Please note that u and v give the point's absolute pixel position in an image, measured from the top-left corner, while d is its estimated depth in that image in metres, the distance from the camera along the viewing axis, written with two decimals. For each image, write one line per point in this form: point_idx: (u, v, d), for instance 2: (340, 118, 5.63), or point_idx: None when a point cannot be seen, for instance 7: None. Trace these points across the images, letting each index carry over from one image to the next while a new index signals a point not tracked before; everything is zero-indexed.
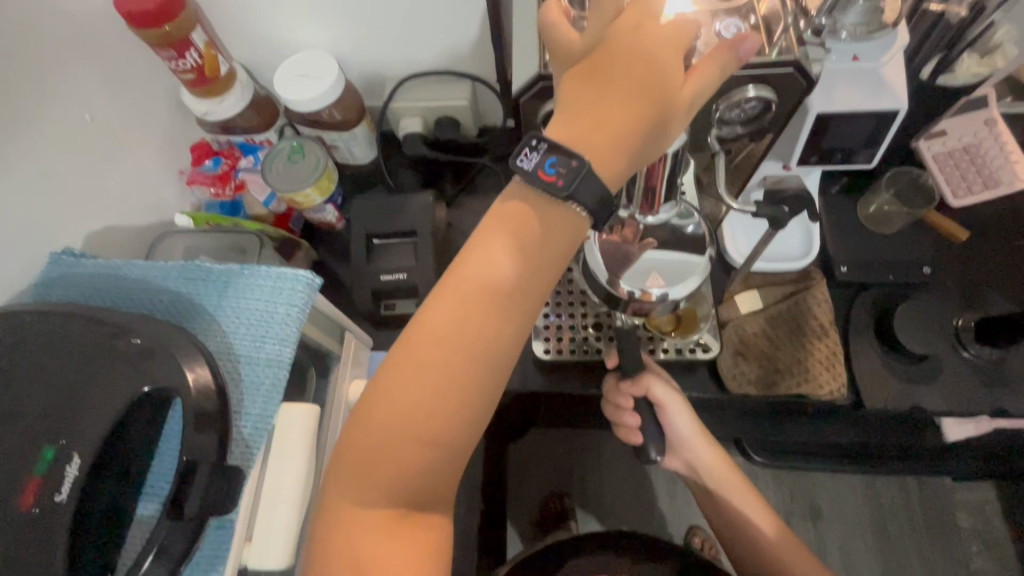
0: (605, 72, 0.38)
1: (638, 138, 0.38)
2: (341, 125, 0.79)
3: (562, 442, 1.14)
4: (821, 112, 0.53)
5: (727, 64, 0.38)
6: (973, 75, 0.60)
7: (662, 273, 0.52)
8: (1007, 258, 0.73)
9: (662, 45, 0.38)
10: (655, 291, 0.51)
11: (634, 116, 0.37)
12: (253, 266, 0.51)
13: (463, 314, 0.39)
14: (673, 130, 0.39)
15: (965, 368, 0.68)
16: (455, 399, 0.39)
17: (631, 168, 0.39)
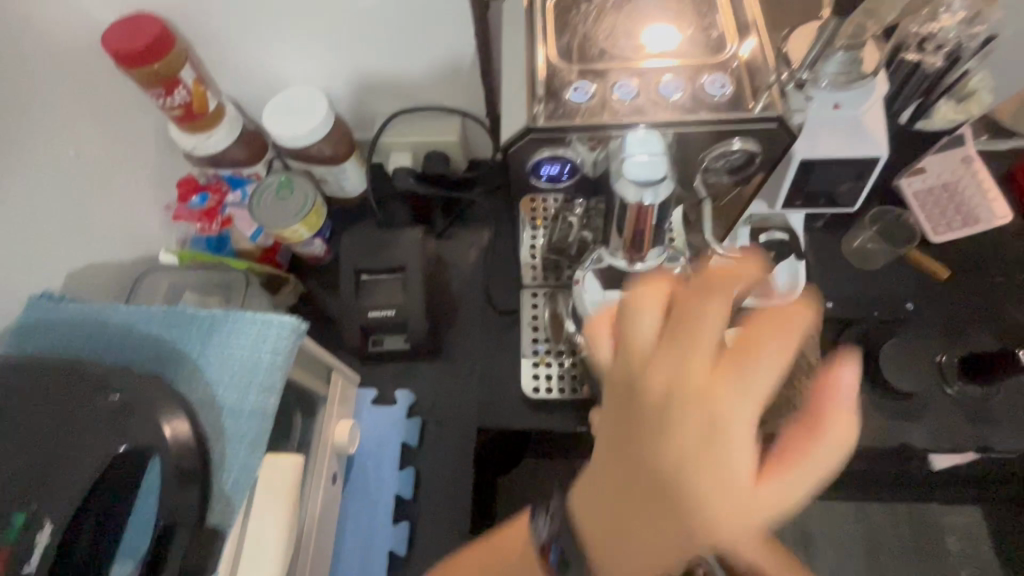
0: (680, 321, 0.31)
1: (719, 412, 0.29)
2: (331, 160, 0.79)
3: (553, 472, 1.13)
4: (804, 158, 0.55)
5: (797, 344, 0.30)
6: (950, 120, 0.62)
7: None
8: (987, 293, 0.75)
9: (737, 339, 0.31)
10: None
11: (710, 369, 0.30)
12: (238, 311, 0.50)
13: None
14: (747, 429, 0.29)
15: (950, 404, 0.69)
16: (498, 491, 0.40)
17: (707, 451, 0.29)
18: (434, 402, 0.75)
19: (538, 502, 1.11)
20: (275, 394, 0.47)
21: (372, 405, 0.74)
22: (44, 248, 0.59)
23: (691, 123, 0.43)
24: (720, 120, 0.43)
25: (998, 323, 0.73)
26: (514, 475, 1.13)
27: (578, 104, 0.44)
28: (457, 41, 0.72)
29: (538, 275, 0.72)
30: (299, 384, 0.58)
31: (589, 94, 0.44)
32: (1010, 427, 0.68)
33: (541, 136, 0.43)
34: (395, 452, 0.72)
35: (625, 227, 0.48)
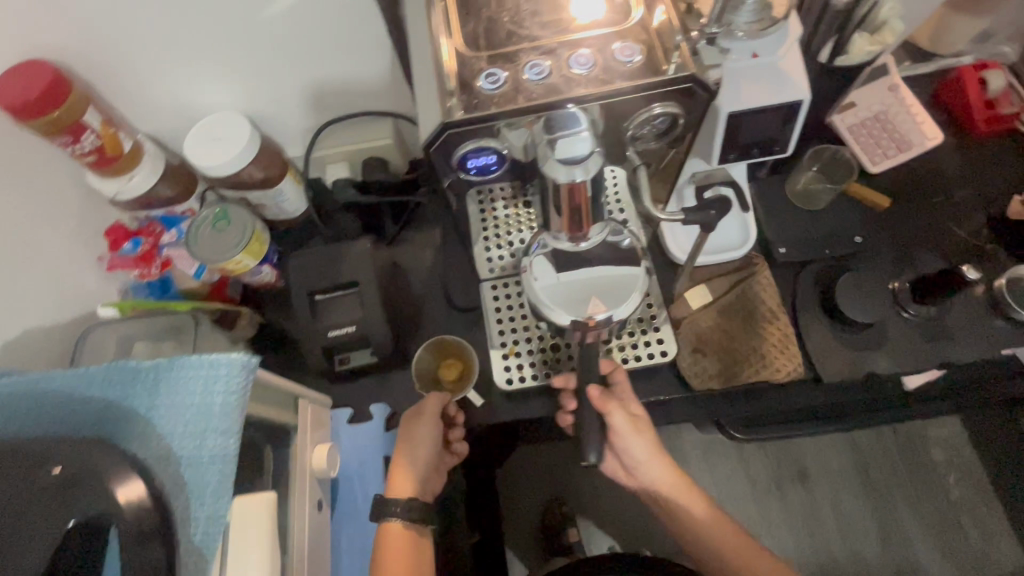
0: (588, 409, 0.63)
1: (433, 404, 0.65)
2: (263, 183, 0.76)
3: (548, 454, 1.14)
4: (729, 111, 0.54)
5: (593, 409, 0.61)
6: (867, 53, 0.62)
7: (606, 297, 0.52)
8: (930, 214, 0.77)
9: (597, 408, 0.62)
10: (599, 317, 0.51)
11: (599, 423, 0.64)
12: (186, 356, 0.48)
13: (412, 419, 0.65)
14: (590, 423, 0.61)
15: (907, 328, 0.71)
16: (411, 425, 0.65)
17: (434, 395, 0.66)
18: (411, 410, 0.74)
19: (541, 484, 1.12)
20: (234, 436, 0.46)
21: (349, 424, 0.73)
22: None
23: (607, 95, 0.42)
24: (630, 85, 0.42)
25: (942, 243, 0.76)
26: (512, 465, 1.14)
27: (492, 91, 0.43)
28: (371, 42, 0.69)
29: (493, 267, 0.71)
30: (268, 418, 0.57)
31: (501, 79, 0.43)
32: (966, 340, 0.70)
33: (459, 131, 0.42)
34: (379, 469, 0.71)
35: (561, 209, 0.48)
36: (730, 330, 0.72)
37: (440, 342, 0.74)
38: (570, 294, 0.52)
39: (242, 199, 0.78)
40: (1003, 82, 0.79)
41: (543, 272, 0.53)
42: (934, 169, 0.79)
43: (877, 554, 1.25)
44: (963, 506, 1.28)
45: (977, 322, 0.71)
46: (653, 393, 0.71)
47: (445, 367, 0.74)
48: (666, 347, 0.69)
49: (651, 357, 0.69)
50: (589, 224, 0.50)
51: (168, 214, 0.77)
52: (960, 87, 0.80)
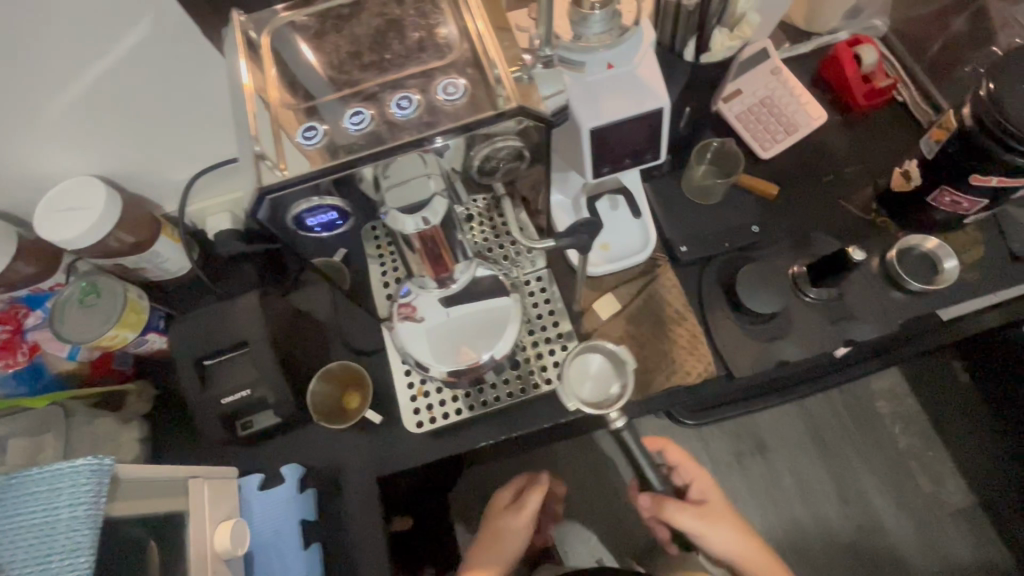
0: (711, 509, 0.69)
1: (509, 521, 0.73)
2: (135, 248, 0.71)
3: (512, 465, 1.14)
4: (591, 127, 0.52)
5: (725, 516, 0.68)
6: (728, 49, 0.61)
7: (473, 343, 0.52)
8: (821, 194, 0.78)
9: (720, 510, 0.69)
10: (472, 360, 0.51)
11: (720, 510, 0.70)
12: (25, 469, 0.44)
13: (494, 541, 0.71)
14: (682, 519, 0.67)
15: (811, 312, 0.71)
16: (493, 537, 0.72)
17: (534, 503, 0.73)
18: (329, 464, 0.70)
19: None
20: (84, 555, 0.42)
21: (261, 490, 0.68)
22: None
23: (432, 136, 0.40)
24: (456, 125, 0.40)
25: (838, 220, 0.76)
26: (477, 482, 1.15)
27: (310, 147, 0.40)
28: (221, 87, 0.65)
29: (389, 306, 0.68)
30: (148, 513, 0.53)
31: (318, 133, 0.40)
32: (866, 316, 0.71)
33: (277, 194, 0.39)
34: (295, 534, 0.66)
35: (416, 247, 0.46)
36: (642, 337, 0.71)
37: (336, 370, 0.72)
38: (442, 334, 0.51)
39: (115, 266, 0.72)
40: (875, 55, 0.80)
41: (427, 311, 0.51)
42: (822, 148, 0.80)
43: (838, 514, 1.28)
44: (912, 454, 1.32)
45: (873, 296, 0.72)
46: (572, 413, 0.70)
47: (350, 392, 0.73)
48: (575, 365, 0.68)
49: (562, 377, 0.68)
50: (452, 262, 0.48)
51: (34, 292, 0.70)
52: (837, 64, 0.81)
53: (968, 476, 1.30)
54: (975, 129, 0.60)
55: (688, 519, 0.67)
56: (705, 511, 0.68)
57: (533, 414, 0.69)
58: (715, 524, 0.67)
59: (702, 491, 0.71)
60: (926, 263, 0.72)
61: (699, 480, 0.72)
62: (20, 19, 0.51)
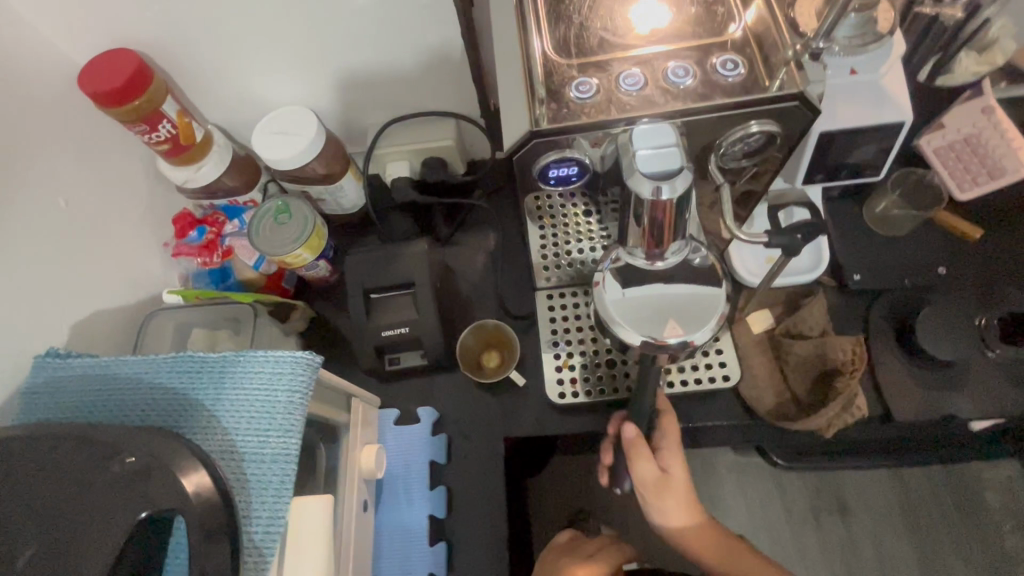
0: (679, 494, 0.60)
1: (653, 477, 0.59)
2: (327, 178, 0.76)
3: None
4: (823, 130, 0.51)
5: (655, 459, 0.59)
6: (974, 73, 0.58)
7: (679, 318, 0.48)
8: (1019, 250, 0.72)
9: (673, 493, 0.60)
10: (673, 340, 0.47)
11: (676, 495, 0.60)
12: (248, 352, 0.48)
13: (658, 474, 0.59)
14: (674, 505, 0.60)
15: (992, 369, 0.66)
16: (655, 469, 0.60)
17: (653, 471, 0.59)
18: (460, 417, 0.73)
19: None
20: (274, 436, 0.45)
21: (396, 426, 0.72)
22: (60, 299, 0.58)
23: (706, 110, 0.40)
24: (720, 104, 0.40)
25: None
26: None
27: (582, 101, 0.41)
28: (440, 43, 0.69)
29: (551, 276, 0.69)
30: (322, 417, 0.56)
31: (592, 88, 0.41)
32: None
33: (545, 141, 0.41)
34: (423, 472, 0.70)
35: (643, 218, 0.45)
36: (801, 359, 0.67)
37: (488, 327, 0.74)
38: (640, 309, 0.49)
39: (303, 193, 0.78)
40: None
41: (614, 288, 0.50)
42: None
43: None
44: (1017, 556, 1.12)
45: None
46: (711, 415, 0.69)
47: (489, 352, 0.74)
48: (728, 372, 0.68)
49: (713, 382, 0.68)
50: (668, 239, 0.47)
51: (232, 204, 0.78)
52: None
53: None
54: None
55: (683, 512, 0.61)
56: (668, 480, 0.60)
57: None
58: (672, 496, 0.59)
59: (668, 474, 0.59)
60: None
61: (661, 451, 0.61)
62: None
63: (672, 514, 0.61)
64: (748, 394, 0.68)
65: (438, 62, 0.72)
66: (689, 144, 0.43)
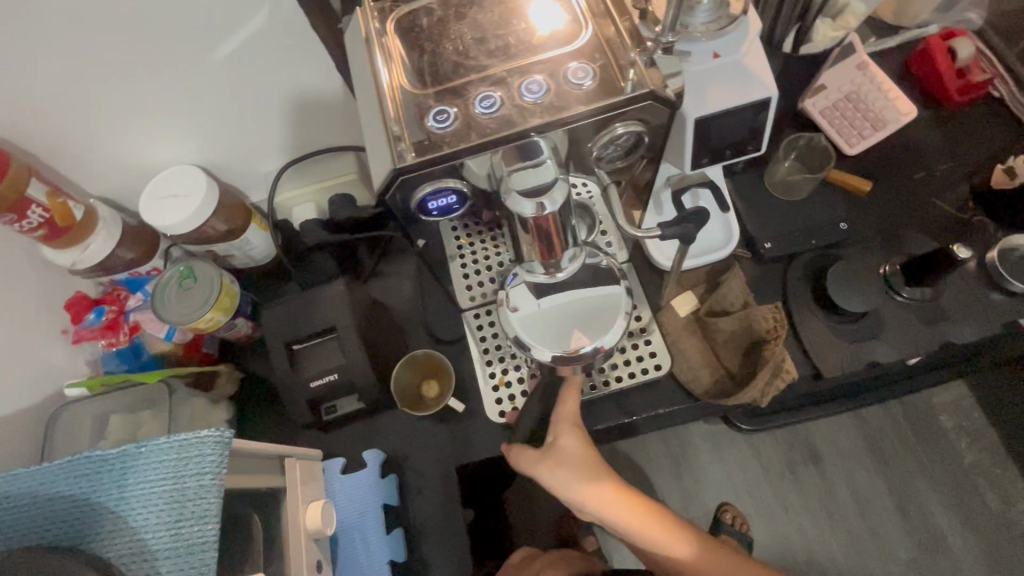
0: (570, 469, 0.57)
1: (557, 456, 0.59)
2: (228, 235, 0.73)
3: None
4: (696, 117, 0.52)
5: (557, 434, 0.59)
6: (832, 39, 0.61)
7: (582, 328, 0.52)
8: (912, 192, 0.75)
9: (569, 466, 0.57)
10: (583, 349, 0.51)
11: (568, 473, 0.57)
12: (147, 439, 0.45)
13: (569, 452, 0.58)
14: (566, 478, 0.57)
15: (904, 311, 0.69)
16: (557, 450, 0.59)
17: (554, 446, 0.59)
18: (408, 453, 0.71)
19: None
20: (188, 524, 0.43)
21: (343, 474, 0.69)
22: None
23: (565, 121, 0.40)
24: (579, 113, 0.40)
25: (927, 219, 0.74)
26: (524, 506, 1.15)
27: (441, 131, 0.40)
28: (318, 80, 0.66)
29: (475, 296, 0.69)
30: (251, 488, 0.53)
31: (450, 117, 0.40)
32: (965, 317, 0.68)
33: (411, 176, 0.40)
34: (378, 518, 0.67)
35: (529, 233, 0.45)
36: (730, 334, 0.68)
37: (420, 357, 0.72)
38: (547, 323, 0.52)
39: (208, 253, 0.75)
40: (971, 48, 0.76)
41: (522, 301, 0.52)
42: (912, 144, 0.78)
43: (898, 532, 1.11)
44: (979, 470, 1.14)
45: (972, 298, 0.69)
46: (652, 405, 0.70)
47: (429, 382, 0.72)
48: (659, 360, 0.69)
49: (646, 372, 0.69)
50: (561, 246, 0.47)
51: (133, 276, 0.74)
52: (929, 58, 0.77)
53: None
54: None
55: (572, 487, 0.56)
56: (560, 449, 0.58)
57: (612, 407, 0.70)
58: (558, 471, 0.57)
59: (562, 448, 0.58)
60: None
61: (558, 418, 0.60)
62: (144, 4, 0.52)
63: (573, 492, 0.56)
64: (683, 377, 0.69)
65: (322, 98, 0.70)
66: (558, 154, 0.43)
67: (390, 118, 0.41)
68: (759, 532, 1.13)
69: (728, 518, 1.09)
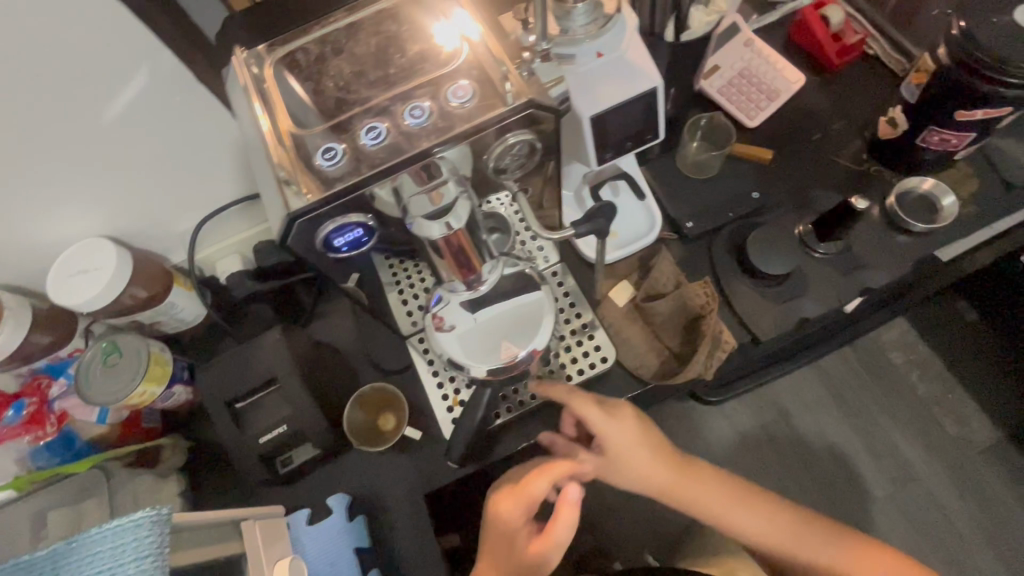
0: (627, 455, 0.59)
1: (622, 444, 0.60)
2: (150, 301, 0.70)
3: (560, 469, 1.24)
4: (591, 116, 0.54)
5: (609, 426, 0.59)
6: (707, 24, 0.64)
7: (514, 338, 0.53)
8: (813, 153, 0.80)
9: (645, 439, 0.60)
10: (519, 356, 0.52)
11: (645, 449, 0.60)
12: (80, 531, 0.42)
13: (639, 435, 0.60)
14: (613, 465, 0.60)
15: (823, 266, 0.73)
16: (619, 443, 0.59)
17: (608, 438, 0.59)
18: (375, 490, 0.70)
19: None
20: None
21: (310, 525, 0.67)
22: None
23: (452, 140, 0.41)
24: (466, 131, 0.41)
25: (831, 176, 0.78)
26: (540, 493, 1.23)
27: (332, 168, 0.40)
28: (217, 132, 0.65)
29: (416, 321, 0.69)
30: (207, 561, 0.51)
31: (338, 153, 0.40)
32: (877, 261, 0.73)
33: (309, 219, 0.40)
34: (352, 563, 0.65)
35: (443, 254, 0.46)
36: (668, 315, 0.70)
37: (369, 393, 0.71)
38: (481, 336, 0.53)
39: (133, 323, 0.72)
40: (841, 14, 0.82)
41: (458, 320, 0.53)
42: (806, 108, 0.82)
43: (872, 470, 1.17)
44: (935, 398, 1.21)
45: (881, 243, 0.74)
46: (603, 395, 0.72)
47: (384, 414, 0.71)
48: (605, 352, 0.70)
49: (594, 367, 0.70)
50: (477, 262, 0.48)
51: (53, 361, 0.70)
52: (807, 28, 0.83)
53: (994, 410, 1.19)
54: (952, 66, 0.62)
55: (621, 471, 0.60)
56: (614, 460, 0.60)
57: None
58: (565, 524, 0.51)
59: (604, 445, 0.59)
60: (924, 203, 0.74)
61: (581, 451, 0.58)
62: (8, 85, 0.50)
63: (626, 474, 0.60)
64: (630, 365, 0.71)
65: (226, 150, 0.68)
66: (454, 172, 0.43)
67: (278, 165, 0.41)
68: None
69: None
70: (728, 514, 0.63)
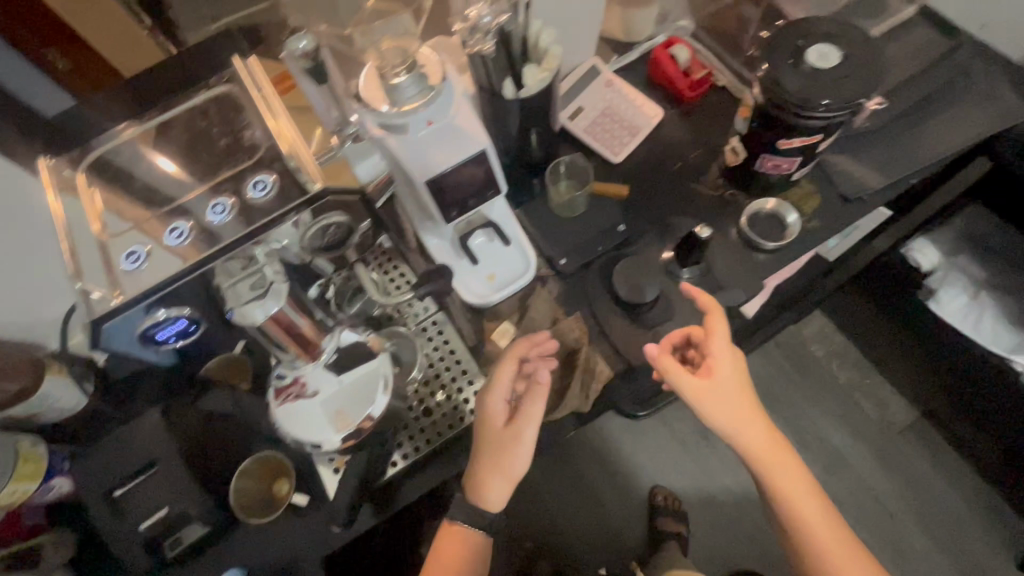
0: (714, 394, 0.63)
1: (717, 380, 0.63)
2: (18, 397, 0.68)
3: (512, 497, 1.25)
4: (425, 180, 0.59)
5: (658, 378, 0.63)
6: (542, 80, 0.67)
7: (354, 404, 0.60)
8: (675, 182, 0.85)
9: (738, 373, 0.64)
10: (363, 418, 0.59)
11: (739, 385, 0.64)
12: None
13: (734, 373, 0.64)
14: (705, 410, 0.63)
15: (686, 290, 0.77)
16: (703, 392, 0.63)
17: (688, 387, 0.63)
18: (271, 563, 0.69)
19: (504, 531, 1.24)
20: None
21: None
22: None
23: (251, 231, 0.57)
24: (273, 213, 0.58)
25: (693, 201, 0.84)
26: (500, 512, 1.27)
27: (135, 268, 0.55)
28: None
29: None
30: None
31: (140, 256, 0.56)
32: (735, 281, 0.78)
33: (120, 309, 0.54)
34: None
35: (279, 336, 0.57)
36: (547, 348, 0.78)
37: (252, 466, 0.69)
38: (331, 403, 0.60)
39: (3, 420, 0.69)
40: (687, 52, 0.88)
41: (318, 385, 0.61)
42: (667, 139, 0.88)
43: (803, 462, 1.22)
44: (853, 385, 1.28)
45: (738, 262, 0.79)
46: None
47: (278, 481, 0.71)
48: None
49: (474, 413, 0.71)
50: (312, 341, 0.61)
51: None
52: (659, 66, 0.89)
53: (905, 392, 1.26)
54: (766, 104, 0.68)
55: (715, 411, 0.63)
56: (711, 390, 0.63)
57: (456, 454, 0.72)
58: (535, 398, 0.64)
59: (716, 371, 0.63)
60: (773, 221, 0.80)
61: (707, 346, 0.65)
62: None
63: (714, 418, 0.63)
64: None
65: None
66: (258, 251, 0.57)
67: None
68: (689, 502, 1.26)
69: (660, 501, 1.23)
70: (778, 476, 0.66)
